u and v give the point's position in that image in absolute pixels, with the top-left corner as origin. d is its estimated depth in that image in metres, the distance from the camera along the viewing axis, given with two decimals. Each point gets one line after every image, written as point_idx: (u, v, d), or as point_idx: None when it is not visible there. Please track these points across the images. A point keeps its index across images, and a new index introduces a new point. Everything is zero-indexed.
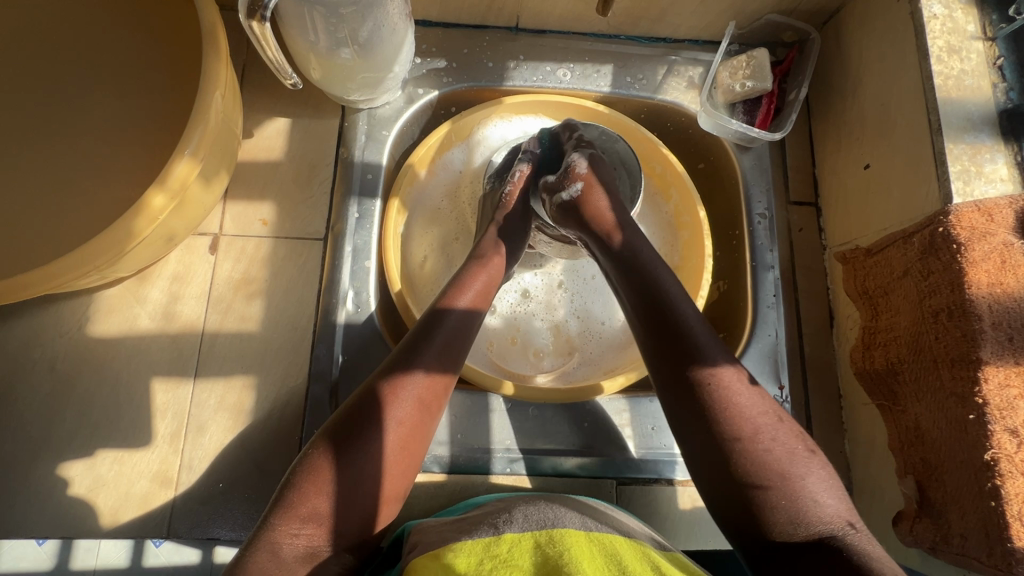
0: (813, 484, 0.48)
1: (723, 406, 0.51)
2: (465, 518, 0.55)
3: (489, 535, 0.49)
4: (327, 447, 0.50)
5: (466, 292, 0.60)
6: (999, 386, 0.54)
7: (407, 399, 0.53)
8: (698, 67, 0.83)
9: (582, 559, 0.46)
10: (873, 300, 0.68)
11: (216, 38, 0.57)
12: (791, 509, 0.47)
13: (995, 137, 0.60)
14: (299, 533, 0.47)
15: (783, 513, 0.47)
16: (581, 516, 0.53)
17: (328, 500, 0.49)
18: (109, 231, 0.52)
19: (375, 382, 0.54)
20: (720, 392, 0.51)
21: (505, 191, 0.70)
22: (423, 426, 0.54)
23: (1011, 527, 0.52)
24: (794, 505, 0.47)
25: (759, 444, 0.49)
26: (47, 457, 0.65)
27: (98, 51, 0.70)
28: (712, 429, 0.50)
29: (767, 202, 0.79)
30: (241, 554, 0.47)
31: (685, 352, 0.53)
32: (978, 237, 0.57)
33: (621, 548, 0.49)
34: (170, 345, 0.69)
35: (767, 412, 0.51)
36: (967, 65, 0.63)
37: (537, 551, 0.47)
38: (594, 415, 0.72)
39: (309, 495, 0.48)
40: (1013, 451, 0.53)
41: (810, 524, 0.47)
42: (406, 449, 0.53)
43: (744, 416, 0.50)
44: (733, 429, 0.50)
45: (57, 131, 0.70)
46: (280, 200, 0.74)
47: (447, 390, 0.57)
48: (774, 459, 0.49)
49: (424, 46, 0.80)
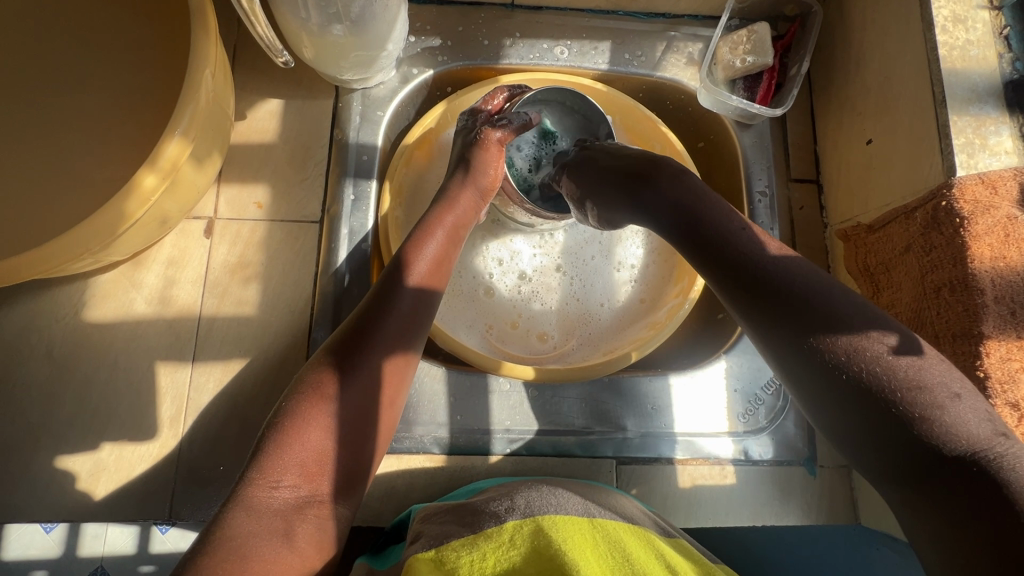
0: (962, 410, 0.40)
1: (854, 362, 0.42)
2: (465, 506, 0.55)
3: (491, 526, 0.48)
4: (301, 404, 0.49)
5: (433, 244, 0.61)
6: (1001, 360, 0.54)
7: (375, 368, 0.53)
8: (698, 43, 0.82)
9: (584, 548, 0.46)
10: (875, 277, 0.68)
11: (204, 16, 0.56)
12: (936, 440, 0.39)
13: (999, 108, 0.59)
14: (280, 487, 0.46)
15: (931, 445, 0.39)
16: (584, 502, 0.54)
17: (307, 454, 0.48)
18: (102, 213, 0.52)
19: (344, 342, 0.53)
20: (850, 344, 0.42)
21: (481, 131, 0.68)
22: (391, 389, 0.54)
23: None
24: (941, 435, 0.39)
25: (907, 399, 0.40)
26: (47, 443, 0.65)
27: (87, 32, 0.69)
28: (855, 403, 0.42)
29: (767, 179, 0.78)
30: (218, 516, 0.45)
31: (766, 291, 0.46)
32: (982, 211, 0.56)
33: (625, 536, 0.49)
34: (168, 329, 0.69)
35: (949, 380, 0.41)
36: (973, 35, 0.61)
37: (539, 536, 0.46)
38: (593, 396, 0.71)
39: (284, 451, 0.47)
40: (1014, 424, 0.52)
41: (960, 457, 0.39)
42: (376, 411, 0.53)
43: (876, 354, 0.42)
44: (869, 365, 0.42)
45: (49, 114, 0.69)
46: (275, 182, 0.73)
47: (412, 358, 0.57)
48: (925, 404, 0.40)
49: (418, 24, 0.79)
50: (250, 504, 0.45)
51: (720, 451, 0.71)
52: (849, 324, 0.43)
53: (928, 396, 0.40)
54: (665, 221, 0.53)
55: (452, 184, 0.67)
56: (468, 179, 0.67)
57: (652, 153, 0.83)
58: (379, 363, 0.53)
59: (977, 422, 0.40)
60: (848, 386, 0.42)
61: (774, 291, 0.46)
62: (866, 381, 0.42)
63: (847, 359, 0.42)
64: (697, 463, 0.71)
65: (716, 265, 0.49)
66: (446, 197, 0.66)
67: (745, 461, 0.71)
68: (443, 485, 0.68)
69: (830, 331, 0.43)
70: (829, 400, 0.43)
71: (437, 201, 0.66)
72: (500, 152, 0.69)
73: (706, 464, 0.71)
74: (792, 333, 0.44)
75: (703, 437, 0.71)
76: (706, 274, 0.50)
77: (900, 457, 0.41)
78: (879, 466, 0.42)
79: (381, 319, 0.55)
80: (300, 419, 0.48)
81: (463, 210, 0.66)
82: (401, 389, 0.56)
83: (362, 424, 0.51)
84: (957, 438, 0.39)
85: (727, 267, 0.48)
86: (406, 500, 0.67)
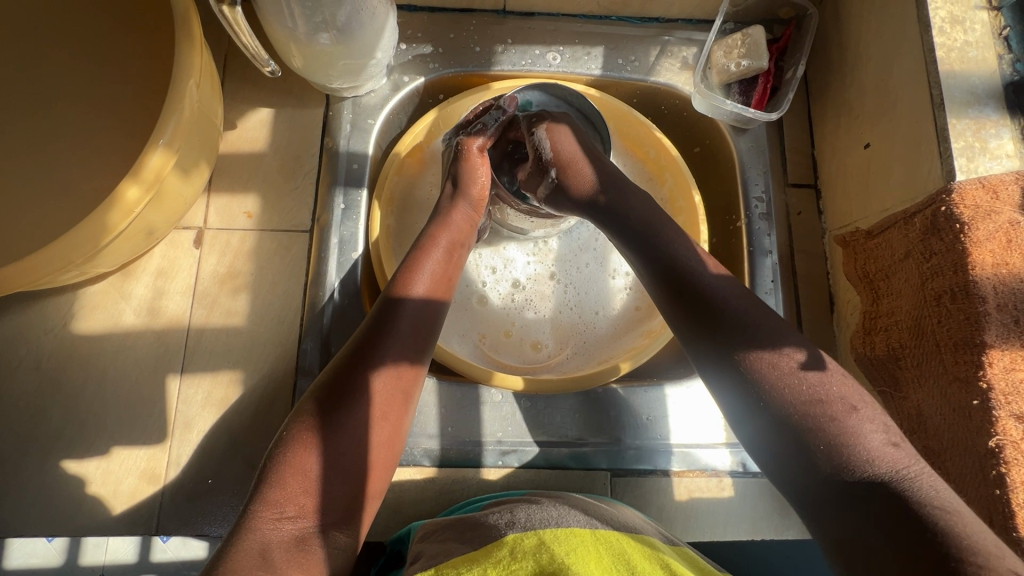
0: (867, 428, 0.45)
1: (772, 378, 0.48)
2: (466, 520, 0.54)
3: (493, 541, 0.48)
4: (300, 433, 0.49)
5: (429, 263, 0.60)
6: (1004, 370, 0.52)
7: (374, 393, 0.52)
8: (692, 47, 0.81)
9: (588, 562, 0.45)
10: (874, 284, 0.66)
11: (188, 27, 0.55)
12: (842, 456, 0.44)
13: (1000, 110, 0.58)
14: (283, 518, 0.46)
15: (841, 461, 0.44)
16: (587, 514, 0.53)
17: (308, 484, 0.47)
18: (83, 225, 0.51)
19: (346, 368, 0.52)
20: (760, 357, 0.49)
21: (460, 145, 0.69)
22: (392, 414, 0.53)
23: (1016, 516, 0.49)
24: (847, 451, 0.44)
25: (817, 417, 0.46)
26: (33, 457, 0.65)
27: (76, 44, 0.69)
28: (774, 419, 0.47)
29: (764, 184, 0.77)
30: (222, 549, 0.44)
31: (694, 298, 0.53)
32: (983, 216, 0.55)
33: (629, 546, 0.48)
34: (156, 341, 0.68)
35: (847, 394, 0.47)
36: (971, 36, 0.60)
37: (542, 548, 0.45)
38: (588, 406, 0.70)
39: (285, 481, 0.47)
40: (1018, 437, 0.51)
41: (863, 471, 0.44)
42: (377, 437, 0.51)
43: (789, 372, 0.48)
44: (783, 383, 0.47)
45: (41, 126, 0.69)
46: (264, 192, 0.73)
47: (416, 381, 0.55)
48: (838, 423, 0.45)
49: (409, 32, 0.78)
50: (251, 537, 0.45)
51: (718, 463, 0.69)
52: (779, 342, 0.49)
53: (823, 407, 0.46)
54: (627, 239, 0.58)
55: (442, 202, 0.67)
56: (464, 191, 0.67)
57: (646, 159, 0.83)
58: (376, 386, 0.52)
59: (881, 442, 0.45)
60: (769, 406, 0.47)
61: (703, 300, 0.52)
62: (766, 390, 0.48)
63: (767, 375, 0.48)
64: (693, 475, 0.69)
65: (665, 279, 0.55)
66: (444, 208, 0.66)
67: (743, 473, 0.69)
68: (434, 497, 0.67)
69: (736, 338, 0.50)
70: (753, 417, 0.48)
71: (432, 220, 0.65)
72: (482, 158, 0.69)
73: (703, 476, 0.69)
74: (719, 342, 0.50)
75: (700, 448, 0.69)
76: (660, 294, 0.55)
77: (814, 472, 0.45)
78: (798, 483, 0.46)
79: (378, 339, 0.54)
80: (297, 448, 0.48)
81: (460, 226, 0.65)
82: (405, 413, 0.54)
83: (363, 451, 0.50)
84: (862, 454, 0.44)
85: (669, 279, 0.54)
86: (397, 514, 0.66)
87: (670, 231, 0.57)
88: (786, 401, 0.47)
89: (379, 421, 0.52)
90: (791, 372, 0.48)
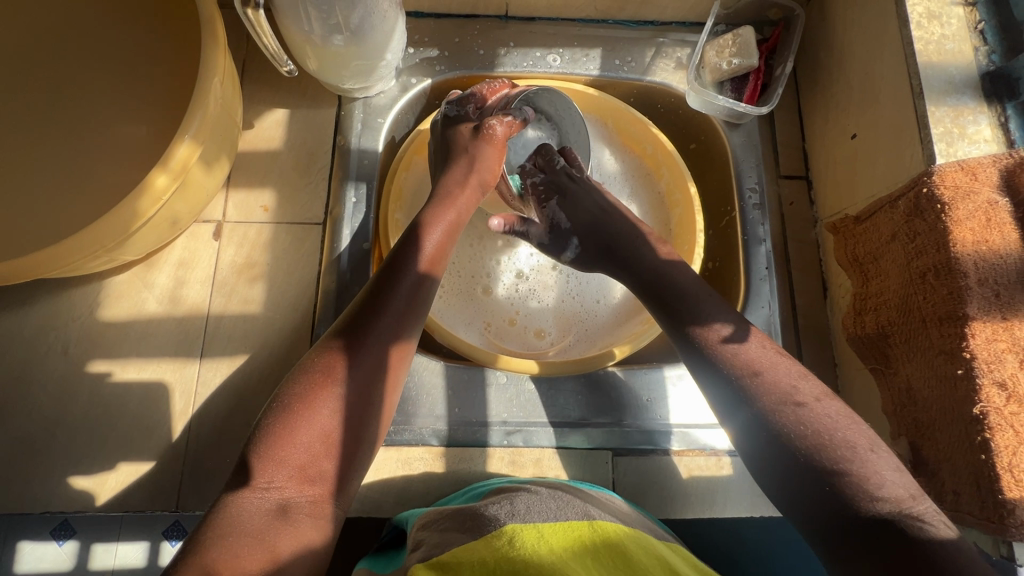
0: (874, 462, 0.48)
1: (775, 401, 0.52)
2: (464, 509, 0.55)
3: (492, 530, 0.48)
4: (289, 404, 0.50)
5: (431, 238, 0.62)
6: (987, 341, 0.54)
7: (365, 363, 0.54)
8: (686, 48, 0.85)
9: (585, 558, 0.46)
10: (864, 267, 0.69)
11: (214, 29, 0.59)
12: (856, 488, 0.47)
13: (977, 98, 0.61)
14: (271, 488, 0.47)
15: (854, 493, 0.47)
16: (584, 504, 0.55)
17: (297, 455, 0.49)
18: (116, 211, 0.55)
19: (337, 341, 0.54)
20: (719, 349, 0.56)
21: (489, 123, 0.71)
22: (383, 382, 0.55)
23: (1001, 478, 0.51)
24: (861, 484, 0.47)
25: (825, 449, 0.49)
26: (60, 437, 0.68)
27: (108, 50, 0.74)
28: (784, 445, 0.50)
29: (757, 176, 0.80)
30: (211, 517, 0.46)
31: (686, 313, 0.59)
32: (962, 196, 0.57)
33: (624, 540, 0.49)
34: (177, 328, 0.71)
35: (848, 424, 0.50)
36: (947, 30, 0.64)
37: (541, 542, 0.46)
38: (588, 389, 0.73)
39: (274, 452, 0.48)
40: (1002, 404, 0.52)
41: (871, 504, 0.46)
42: (368, 404, 0.53)
43: (789, 398, 0.52)
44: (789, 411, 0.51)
45: (72, 125, 0.73)
46: (280, 187, 0.77)
47: (407, 350, 0.57)
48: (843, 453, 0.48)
49: (416, 37, 0.83)
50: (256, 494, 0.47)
51: (717, 442, 0.71)
52: (711, 319, 0.58)
53: (745, 373, 0.54)
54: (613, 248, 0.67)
55: (456, 176, 0.68)
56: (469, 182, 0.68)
57: (644, 154, 0.86)
58: (367, 356, 0.54)
59: (886, 475, 0.48)
60: (777, 432, 0.51)
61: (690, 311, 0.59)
62: (772, 416, 0.51)
63: (767, 398, 0.52)
64: (693, 454, 0.71)
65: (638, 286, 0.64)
66: (451, 195, 0.67)
67: None
68: (443, 476, 0.69)
69: (698, 327, 0.58)
70: (764, 441, 0.52)
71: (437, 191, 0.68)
72: (501, 148, 0.72)
73: (703, 455, 0.71)
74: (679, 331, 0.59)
75: (699, 428, 0.72)
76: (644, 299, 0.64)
77: (825, 502, 0.48)
78: (804, 507, 0.49)
79: (376, 314, 0.56)
80: (302, 409, 0.50)
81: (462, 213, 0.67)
82: (395, 380, 0.56)
83: (354, 419, 0.52)
84: (871, 489, 0.47)
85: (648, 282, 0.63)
86: (406, 492, 0.68)
87: (637, 244, 0.67)
88: (797, 430, 0.50)
89: (368, 390, 0.53)
90: (790, 400, 0.52)
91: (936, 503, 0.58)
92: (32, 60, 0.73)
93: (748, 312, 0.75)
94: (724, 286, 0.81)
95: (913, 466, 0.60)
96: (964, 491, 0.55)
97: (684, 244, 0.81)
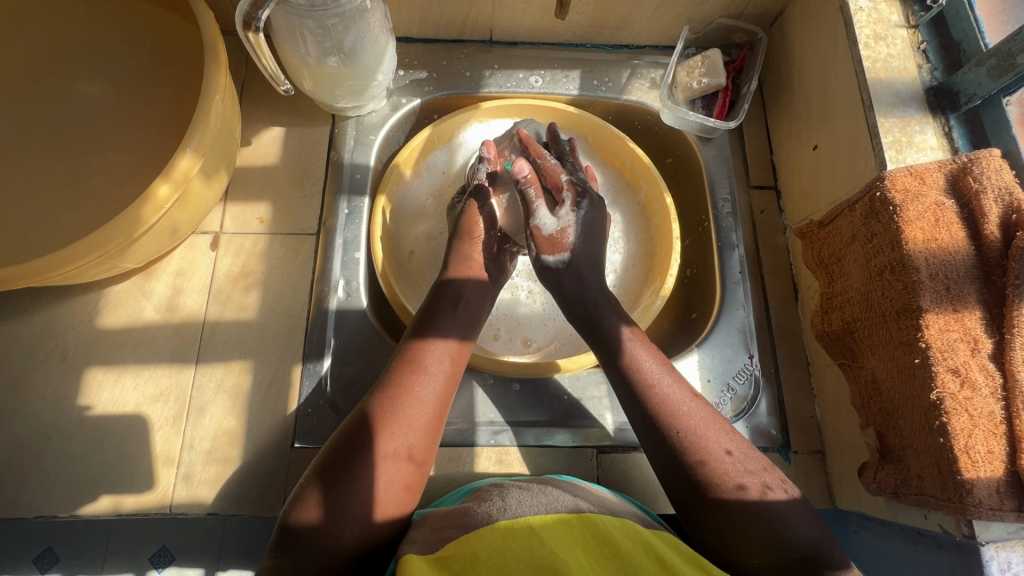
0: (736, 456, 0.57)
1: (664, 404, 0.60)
2: (459, 509, 0.56)
3: (483, 525, 0.50)
4: (334, 441, 0.57)
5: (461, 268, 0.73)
6: (940, 331, 0.57)
7: (402, 391, 0.60)
8: (659, 69, 0.91)
9: (574, 550, 0.47)
10: (829, 268, 0.73)
11: (215, 50, 0.64)
12: (721, 476, 0.56)
13: (922, 110, 0.66)
14: (309, 510, 0.52)
15: (721, 479, 0.55)
16: (574, 499, 0.55)
17: (330, 481, 0.54)
18: (121, 218, 0.58)
19: (381, 378, 0.62)
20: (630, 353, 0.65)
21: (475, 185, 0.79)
22: (408, 400, 0.59)
23: (959, 460, 0.54)
24: (725, 474, 0.56)
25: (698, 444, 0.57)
26: (55, 442, 0.69)
27: (115, 75, 0.79)
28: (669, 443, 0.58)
29: (729, 186, 0.85)
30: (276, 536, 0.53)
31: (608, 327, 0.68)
32: (912, 199, 0.61)
33: (614, 530, 0.49)
34: (174, 334, 0.74)
35: (715, 426, 0.59)
36: (893, 50, 0.69)
37: (531, 533, 0.47)
38: (572, 388, 0.76)
39: (313, 479, 0.54)
40: (957, 389, 0.55)
41: (734, 489, 0.55)
42: (395, 423, 0.58)
43: (676, 401, 0.60)
44: (675, 412, 0.60)
45: (79, 144, 0.77)
46: (276, 200, 0.81)
47: (430, 365, 0.63)
48: (709, 448, 0.57)
49: (406, 60, 0.88)
50: (294, 512, 0.53)
51: None
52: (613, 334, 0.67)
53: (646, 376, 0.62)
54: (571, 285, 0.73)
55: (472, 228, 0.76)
56: (453, 264, 0.73)
57: (623, 168, 0.91)
58: (394, 379, 0.61)
59: (747, 467, 0.56)
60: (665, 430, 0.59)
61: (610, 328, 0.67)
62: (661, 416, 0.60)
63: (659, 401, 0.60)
64: None
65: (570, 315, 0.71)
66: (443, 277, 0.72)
67: None
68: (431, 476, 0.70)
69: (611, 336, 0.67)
70: (652, 439, 0.60)
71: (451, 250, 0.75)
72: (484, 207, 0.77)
73: None
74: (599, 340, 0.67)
75: None
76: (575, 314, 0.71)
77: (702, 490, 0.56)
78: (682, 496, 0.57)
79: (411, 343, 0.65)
80: (346, 440, 0.56)
81: (458, 271, 0.72)
82: (423, 395, 0.60)
83: (384, 438, 0.56)
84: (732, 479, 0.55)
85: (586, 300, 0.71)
86: None
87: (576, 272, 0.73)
88: (678, 429, 0.59)
89: (401, 410, 0.58)
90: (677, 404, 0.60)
91: (903, 488, 0.60)
92: (45, 81, 0.77)
93: (724, 314, 0.79)
94: (701, 290, 0.85)
95: (882, 454, 0.64)
96: (927, 474, 0.58)
97: (662, 250, 0.85)
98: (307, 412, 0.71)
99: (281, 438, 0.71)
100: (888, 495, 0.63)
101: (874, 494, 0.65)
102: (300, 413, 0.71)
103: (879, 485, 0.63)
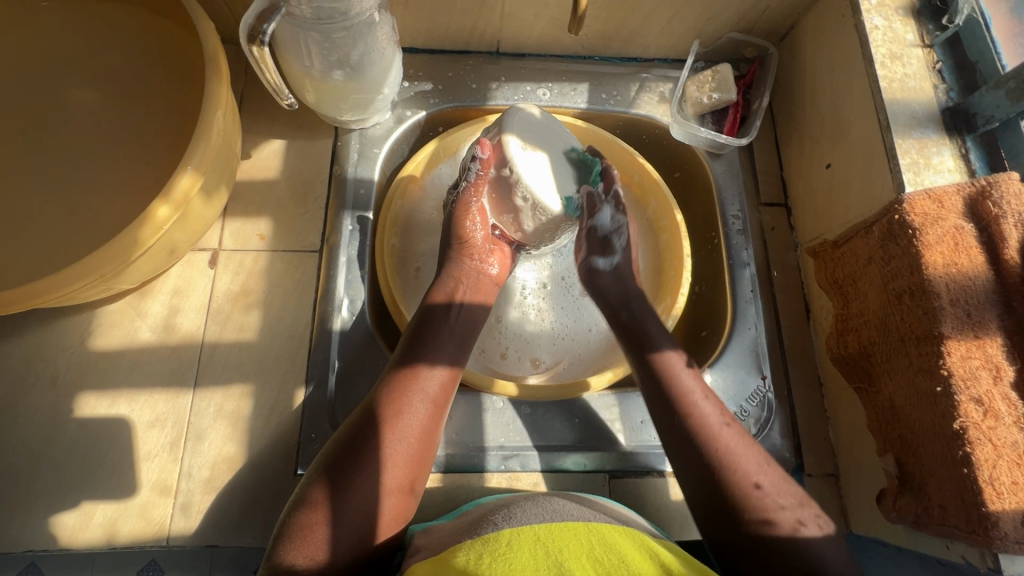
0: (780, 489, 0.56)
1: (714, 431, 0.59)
2: (468, 519, 0.55)
3: (490, 531, 0.49)
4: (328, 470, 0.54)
5: (455, 285, 0.70)
6: (962, 358, 0.56)
7: (403, 417, 0.58)
8: (668, 82, 0.89)
9: (578, 558, 0.45)
10: (844, 289, 0.72)
11: (218, 66, 0.61)
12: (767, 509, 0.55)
13: (939, 131, 0.66)
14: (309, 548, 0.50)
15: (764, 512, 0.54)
16: (579, 508, 0.54)
17: (329, 516, 0.52)
18: (116, 240, 0.55)
19: (373, 402, 0.59)
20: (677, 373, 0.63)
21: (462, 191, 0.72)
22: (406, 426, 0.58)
23: (984, 491, 0.53)
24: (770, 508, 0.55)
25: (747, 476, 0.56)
26: (45, 472, 0.66)
27: (108, 85, 0.76)
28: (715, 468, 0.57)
29: (739, 203, 0.84)
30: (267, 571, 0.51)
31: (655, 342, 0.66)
32: (932, 222, 0.60)
33: (618, 538, 0.48)
34: (170, 356, 0.71)
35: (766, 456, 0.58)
36: (909, 69, 0.69)
37: (539, 544, 0.46)
38: (584, 411, 0.74)
39: (308, 512, 0.52)
40: (980, 418, 0.55)
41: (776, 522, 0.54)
42: (397, 452, 0.56)
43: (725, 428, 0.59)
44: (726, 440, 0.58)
45: (72, 157, 0.74)
46: (277, 216, 0.78)
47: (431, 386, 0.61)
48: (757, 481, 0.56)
49: (411, 71, 0.86)
50: (290, 549, 0.51)
51: None
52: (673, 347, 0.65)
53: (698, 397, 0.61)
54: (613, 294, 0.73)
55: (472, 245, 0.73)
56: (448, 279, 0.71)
57: (631, 182, 0.89)
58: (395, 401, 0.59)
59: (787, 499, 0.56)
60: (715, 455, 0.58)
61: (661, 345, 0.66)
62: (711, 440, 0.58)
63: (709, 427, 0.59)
64: None
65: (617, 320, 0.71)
66: (434, 291, 0.70)
67: None
68: (439, 503, 0.68)
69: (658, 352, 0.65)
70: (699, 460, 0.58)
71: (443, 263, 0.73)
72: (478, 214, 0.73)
73: None
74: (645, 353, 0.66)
75: None
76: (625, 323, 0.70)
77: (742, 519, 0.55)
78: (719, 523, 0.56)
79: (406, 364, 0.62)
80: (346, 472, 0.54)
81: (453, 289, 0.70)
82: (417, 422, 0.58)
83: (386, 470, 0.55)
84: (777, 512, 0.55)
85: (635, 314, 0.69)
86: None
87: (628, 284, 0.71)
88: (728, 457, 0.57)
89: (401, 439, 0.57)
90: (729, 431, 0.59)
91: (924, 517, 0.60)
92: (36, 92, 0.74)
93: (736, 334, 0.78)
94: (711, 309, 0.84)
95: (901, 481, 0.63)
96: (949, 504, 0.57)
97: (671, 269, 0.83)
98: (311, 437, 0.69)
99: (283, 465, 0.68)
100: (908, 523, 0.62)
101: (893, 521, 0.64)
102: (303, 439, 0.69)
103: (899, 513, 0.62)
